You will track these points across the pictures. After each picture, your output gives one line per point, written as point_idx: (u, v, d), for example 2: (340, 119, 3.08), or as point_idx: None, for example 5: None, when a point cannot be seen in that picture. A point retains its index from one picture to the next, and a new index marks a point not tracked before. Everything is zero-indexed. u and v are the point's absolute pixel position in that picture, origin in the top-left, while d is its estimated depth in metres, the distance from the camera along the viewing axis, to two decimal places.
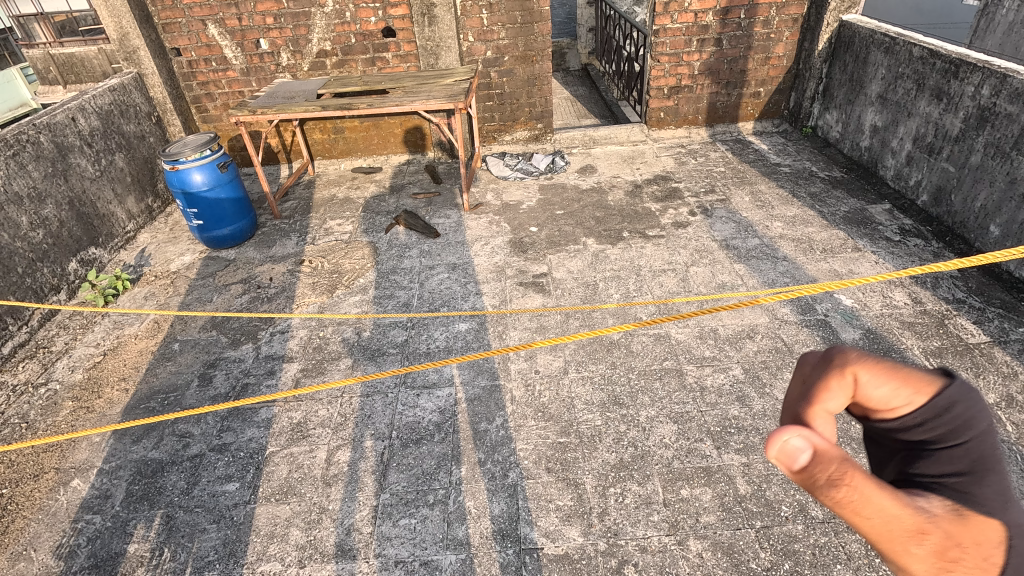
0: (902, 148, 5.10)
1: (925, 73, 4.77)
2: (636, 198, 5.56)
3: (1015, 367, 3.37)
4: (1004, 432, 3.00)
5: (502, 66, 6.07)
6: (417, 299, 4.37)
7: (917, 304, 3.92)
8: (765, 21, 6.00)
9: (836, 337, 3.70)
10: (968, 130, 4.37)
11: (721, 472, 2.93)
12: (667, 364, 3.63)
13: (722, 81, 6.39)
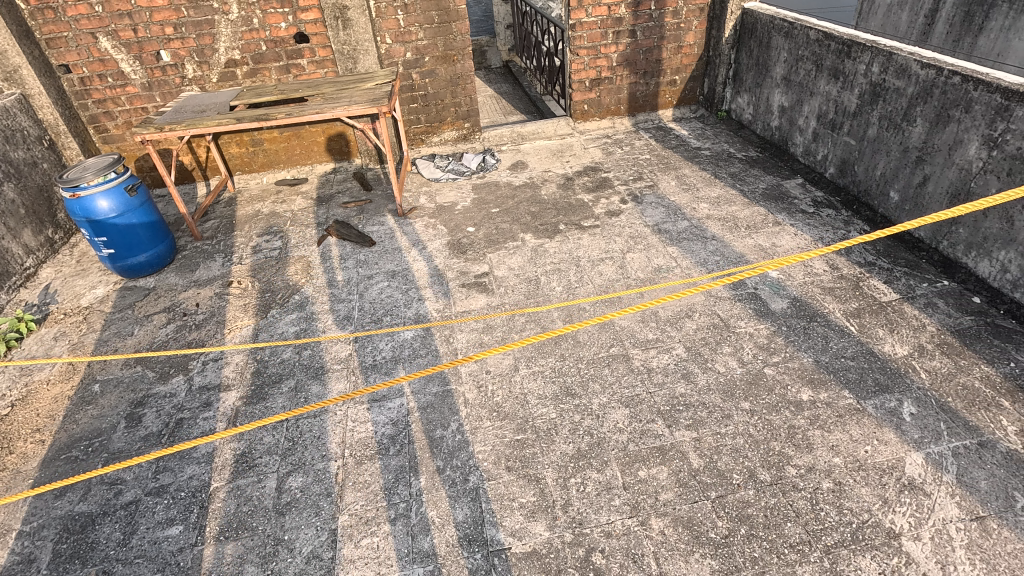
0: (808, 126, 5.45)
1: (822, 55, 5.11)
2: (568, 190, 5.64)
3: (922, 319, 3.69)
4: (919, 379, 3.27)
5: (423, 67, 5.99)
6: (359, 311, 4.25)
7: (835, 270, 4.21)
8: (674, 11, 6.24)
9: (767, 308, 3.91)
10: (864, 105, 4.72)
11: (674, 449, 3.03)
12: (614, 350, 3.71)
13: (639, 72, 6.59)
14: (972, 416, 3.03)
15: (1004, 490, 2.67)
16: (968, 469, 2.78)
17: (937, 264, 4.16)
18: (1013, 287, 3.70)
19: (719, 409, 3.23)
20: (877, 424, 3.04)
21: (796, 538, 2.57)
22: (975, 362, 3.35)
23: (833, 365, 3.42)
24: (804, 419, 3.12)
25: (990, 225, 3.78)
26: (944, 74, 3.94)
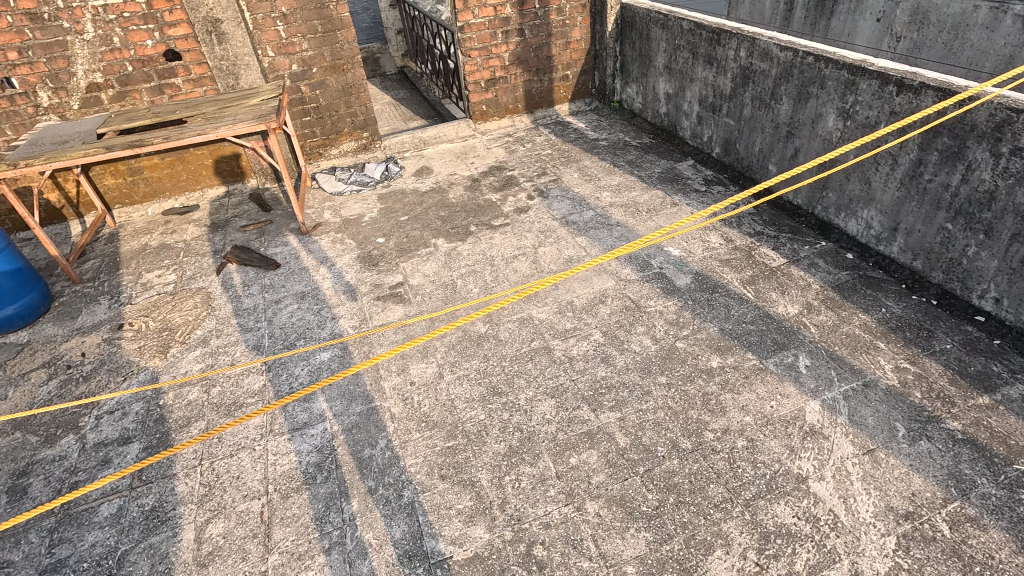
0: (692, 111, 5.79)
1: (696, 43, 5.44)
2: (476, 191, 5.66)
3: (807, 279, 4.04)
4: (810, 333, 3.58)
5: (311, 79, 5.78)
6: (269, 338, 4.04)
7: (729, 243, 4.51)
8: (558, 9, 6.42)
9: (673, 285, 4.13)
10: (737, 88, 5.08)
11: (601, 432, 3.13)
12: (535, 344, 3.77)
13: (532, 69, 6.72)
14: (856, 360, 3.36)
15: (887, 422, 2.99)
16: (857, 408, 3.08)
17: (815, 227, 4.57)
18: (878, 241, 4.14)
19: (638, 387, 3.37)
20: (779, 380, 3.30)
21: (719, 498, 2.73)
22: (854, 312, 3.71)
23: (736, 331, 3.66)
24: (716, 385, 3.32)
25: (853, 188, 4.21)
26: (800, 55, 4.33)
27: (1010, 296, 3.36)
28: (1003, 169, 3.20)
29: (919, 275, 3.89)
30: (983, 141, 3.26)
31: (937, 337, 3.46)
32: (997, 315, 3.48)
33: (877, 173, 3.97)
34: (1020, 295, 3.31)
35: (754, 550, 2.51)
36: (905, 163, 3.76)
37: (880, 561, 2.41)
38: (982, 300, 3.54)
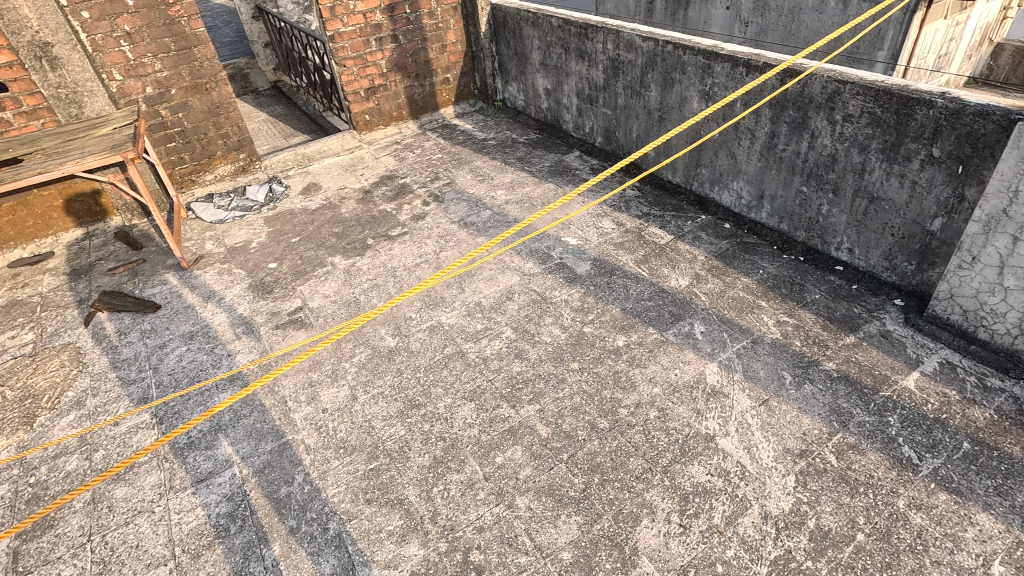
0: (572, 104, 6.00)
1: (566, 39, 5.64)
2: (369, 204, 5.51)
3: (693, 251, 4.33)
4: (702, 302, 3.84)
5: (171, 101, 5.33)
6: (157, 387, 3.68)
7: (621, 226, 4.73)
8: (429, 12, 6.40)
9: (574, 273, 4.26)
10: (609, 79, 5.34)
11: (523, 426, 3.16)
12: (448, 350, 3.74)
13: (412, 75, 6.65)
14: (743, 320, 3.66)
15: (776, 372, 3.28)
16: (749, 364, 3.35)
17: (694, 203, 4.91)
18: (748, 209, 4.52)
19: (553, 376, 3.45)
20: (680, 349, 3.51)
21: (639, 469, 2.86)
22: (736, 277, 4.03)
23: (637, 309, 3.85)
24: (624, 362, 3.47)
25: (722, 163, 4.56)
26: (661, 44, 4.62)
27: (860, 245, 3.81)
28: (840, 134, 3.61)
29: (786, 236, 4.30)
30: (821, 110, 3.66)
31: (807, 290, 3.84)
32: (852, 263, 3.93)
33: (740, 148, 4.34)
34: (867, 243, 3.76)
35: (677, 513, 2.65)
36: (761, 136, 4.13)
37: (784, 500, 2.65)
38: (839, 251, 3.98)
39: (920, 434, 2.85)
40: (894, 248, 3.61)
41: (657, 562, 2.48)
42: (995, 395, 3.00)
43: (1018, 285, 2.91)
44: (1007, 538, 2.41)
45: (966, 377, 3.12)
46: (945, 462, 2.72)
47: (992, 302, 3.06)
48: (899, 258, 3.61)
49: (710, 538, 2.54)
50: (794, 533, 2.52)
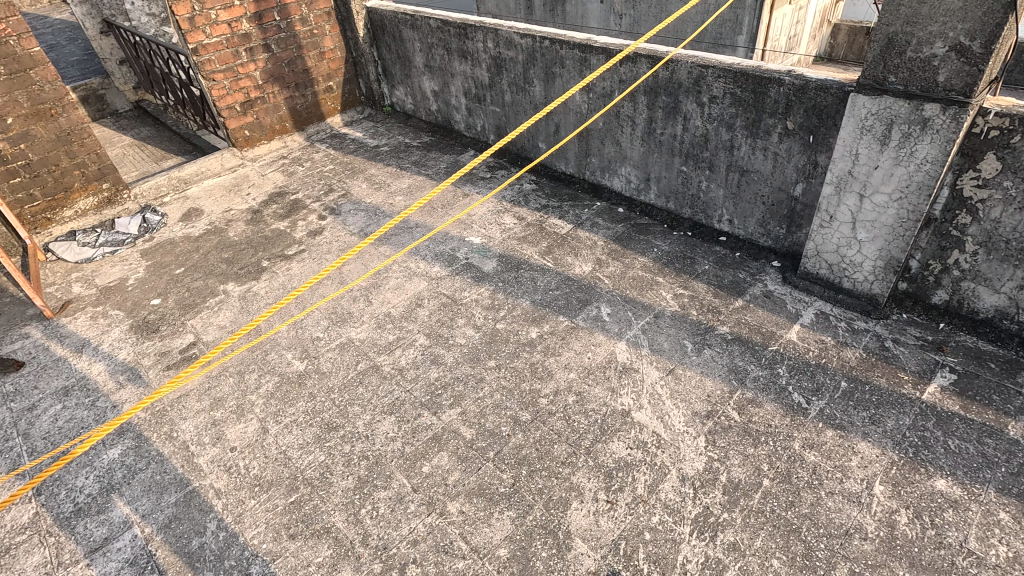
0: (461, 104, 6.00)
1: (446, 40, 5.63)
2: (259, 224, 5.20)
3: (593, 237, 4.49)
4: (605, 285, 4.00)
5: (9, 132, 4.71)
6: (30, 454, 3.26)
7: (522, 220, 4.81)
8: (301, 19, 6.14)
9: (481, 271, 4.28)
10: (494, 77, 5.40)
11: (447, 431, 3.13)
12: (362, 366, 3.62)
13: (291, 85, 6.35)
14: (645, 297, 3.85)
15: (678, 342, 3.49)
16: (654, 338, 3.53)
17: (589, 191, 5.09)
18: (638, 192, 4.76)
19: (471, 377, 3.44)
20: (590, 333, 3.63)
21: (564, 455, 2.93)
22: (634, 258, 4.23)
23: (546, 300, 3.93)
24: (539, 353, 3.54)
25: (608, 150, 4.76)
26: (539, 40, 4.74)
27: (738, 215, 4.13)
28: (709, 115, 3.88)
29: (674, 214, 4.58)
30: (690, 94, 3.92)
31: (698, 262, 4.12)
32: (733, 232, 4.26)
33: (623, 135, 4.55)
34: (744, 213, 4.09)
35: (603, 490, 2.75)
36: (641, 122, 4.36)
37: (698, 460, 2.82)
38: (721, 223, 4.30)
39: (805, 381, 3.15)
40: (767, 215, 3.96)
41: (590, 541, 2.56)
42: (862, 335, 3.38)
43: (869, 236, 3.29)
44: (883, 460, 2.73)
45: (838, 323, 3.48)
46: (828, 402, 3.03)
47: (850, 255, 3.44)
48: (772, 223, 3.96)
49: (635, 509, 2.66)
50: (710, 489, 2.70)
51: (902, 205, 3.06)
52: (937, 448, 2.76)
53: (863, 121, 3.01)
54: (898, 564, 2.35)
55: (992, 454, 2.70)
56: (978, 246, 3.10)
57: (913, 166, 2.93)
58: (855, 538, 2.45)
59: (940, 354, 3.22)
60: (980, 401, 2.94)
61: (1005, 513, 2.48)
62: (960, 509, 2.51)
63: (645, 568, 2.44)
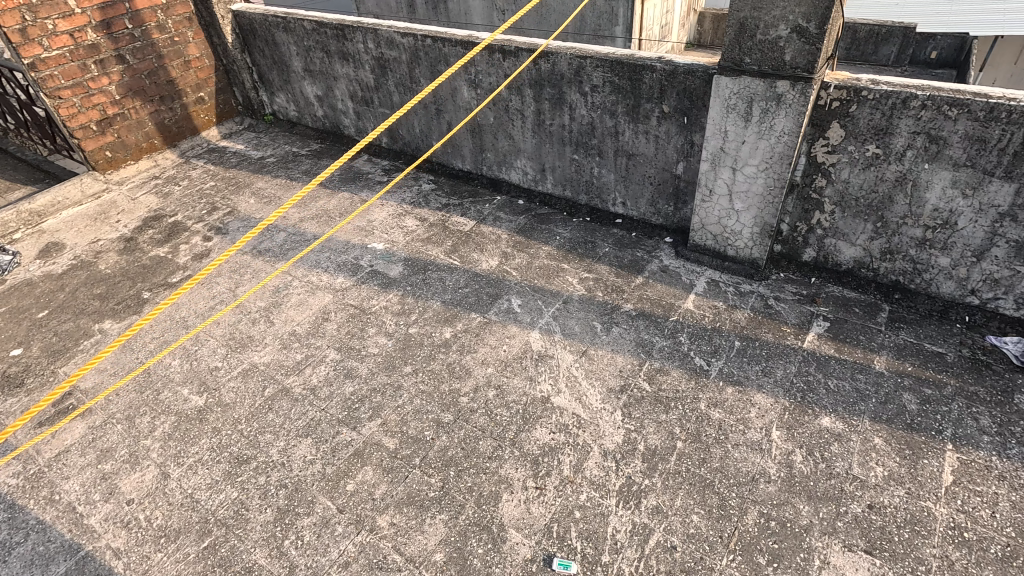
0: (348, 108, 5.81)
1: (324, 42, 5.41)
2: (135, 252, 4.74)
3: (497, 232, 4.53)
4: (513, 277, 4.05)
5: None
6: None
7: (424, 221, 4.75)
8: (158, 26, 5.65)
9: (388, 277, 4.18)
10: (379, 78, 5.27)
11: (368, 445, 3.04)
12: (269, 391, 3.41)
13: (154, 98, 5.83)
14: (552, 285, 3.95)
15: (587, 324, 3.62)
16: (565, 323, 3.64)
17: (488, 186, 5.13)
18: (536, 183, 4.86)
19: (389, 386, 3.36)
20: (503, 326, 3.67)
21: (490, 449, 2.95)
22: (539, 247, 4.32)
23: (457, 299, 3.92)
24: (455, 352, 3.53)
25: (503, 145, 4.81)
26: (421, 39, 4.69)
27: (630, 197, 4.34)
28: (592, 104, 4.04)
29: (571, 202, 4.72)
30: (572, 85, 4.06)
31: (599, 245, 4.28)
32: (628, 214, 4.46)
33: (515, 128, 4.62)
34: (635, 194, 4.30)
35: (531, 478, 2.80)
36: (530, 114, 4.44)
37: (617, 434, 2.95)
38: (615, 206, 4.49)
39: (705, 345, 3.39)
40: (655, 195, 4.19)
41: (523, 530, 2.60)
42: (748, 297, 3.68)
43: (745, 206, 3.58)
44: (777, 407, 3.00)
45: (727, 288, 3.77)
46: (726, 361, 3.27)
47: (731, 224, 3.72)
48: (661, 202, 4.19)
49: (564, 490, 2.73)
50: (630, 460, 2.83)
51: (769, 175, 3.36)
52: (820, 389, 3.07)
53: (728, 101, 3.26)
54: (798, 499, 2.60)
55: (864, 387, 3.05)
56: (834, 205, 3.47)
57: (774, 138, 3.22)
58: (760, 483, 2.68)
59: (814, 306, 3.58)
60: (850, 342, 3.31)
61: (878, 437, 2.81)
62: (844, 441, 2.81)
63: (579, 545, 2.52)
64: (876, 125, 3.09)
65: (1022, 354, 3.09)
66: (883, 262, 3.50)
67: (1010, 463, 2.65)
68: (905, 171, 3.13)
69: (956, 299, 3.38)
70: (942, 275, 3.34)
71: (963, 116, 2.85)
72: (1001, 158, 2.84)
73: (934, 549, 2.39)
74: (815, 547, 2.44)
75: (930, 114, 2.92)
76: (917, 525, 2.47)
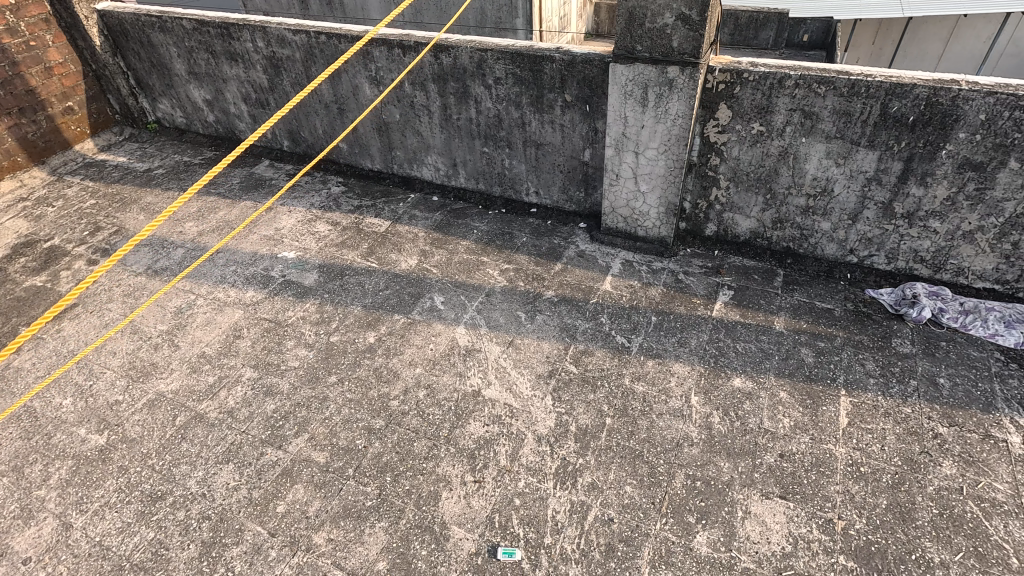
0: (242, 111, 5.47)
1: (208, 42, 5.05)
2: (5, 283, 4.23)
3: (413, 230, 4.46)
4: (434, 274, 4.01)
5: None
6: None
7: (336, 225, 4.58)
8: (8, 29, 5.03)
9: (302, 286, 4.01)
10: (273, 78, 5.00)
11: (297, 462, 2.92)
12: (181, 420, 3.17)
13: (13, 110, 5.19)
14: (474, 279, 3.96)
15: (511, 314, 3.66)
16: (490, 316, 3.66)
17: (401, 184, 5.03)
18: (448, 178, 4.82)
19: (313, 399, 3.23)
20: (428, 325, 3.63)
21: (425, 449, 2.92)
22: (457, 243, 4.30)
23: (378, 302, 3.82)
24: (381, 356, 3.45)
25: (411, 142, 4.73)
26: (315, 36, 4.50)
27: (543, 186, 4.42)
28: (497, 96, 4.06)
29: (486, 195, 4.74)
30: (475, 78, 4.06)
31: (516, 236, 4.33)
32: (541, 203, 4.54)
33: (422, 124, 4.55)
34: (547, 183, 4.38)
35: (469, 472, 2.80)
36: (436, 109, 4.40)
37: (548, 418, 3.01)
38: (529, 196, 4.56)
39: (624, 323, 3.53)
40: (566, 182, 4.29)
41: (465, 525, 2.60)
42: (660, 274, 3.87)
43: (649, 187, 3.76)
44: (694, 375, 3.18)
45: (640, 267, 3.94)
46: (645, 337, 3.43)
47: (638, 206, 3.89)
48: (572, 189, 4.30)
49: (502, 480, 2.76)
50: (563, 441, 2.90)
51: (669, 156, 3.54)
52: (729, 353, 3.29)
53: (625, 87, 3.39)
54: (719, 458, 2.79)
55: (768, 347, 3.31)
56: (729, 181, 3.72)
57: (670, 121, 3.39)
58: (684, 447, 2.84)
59: (720, 276, 3.83)
60: (753, 307, 3.57)
61: (783, 391, 3.07)
62: (754, 398, 3.04)
63: (522, 532, 2.57)
64: (758, 104, 3.34)
65: (895, 302, 3.48)
66: (775, 231, 3.80)
67: (892, 400, 2.98)
68: (786, 145, 3.41)
69: (839, 259, 3.74)
70: (825, 238, 3.68)
71: (830, 93, 3.14)
72: (864, 129, 3.17)
73: (837, 485, 2.64)
74: (737, 499, 2.62)
75: (803, 92, 3.19)
76: (822, 467, 2.72)
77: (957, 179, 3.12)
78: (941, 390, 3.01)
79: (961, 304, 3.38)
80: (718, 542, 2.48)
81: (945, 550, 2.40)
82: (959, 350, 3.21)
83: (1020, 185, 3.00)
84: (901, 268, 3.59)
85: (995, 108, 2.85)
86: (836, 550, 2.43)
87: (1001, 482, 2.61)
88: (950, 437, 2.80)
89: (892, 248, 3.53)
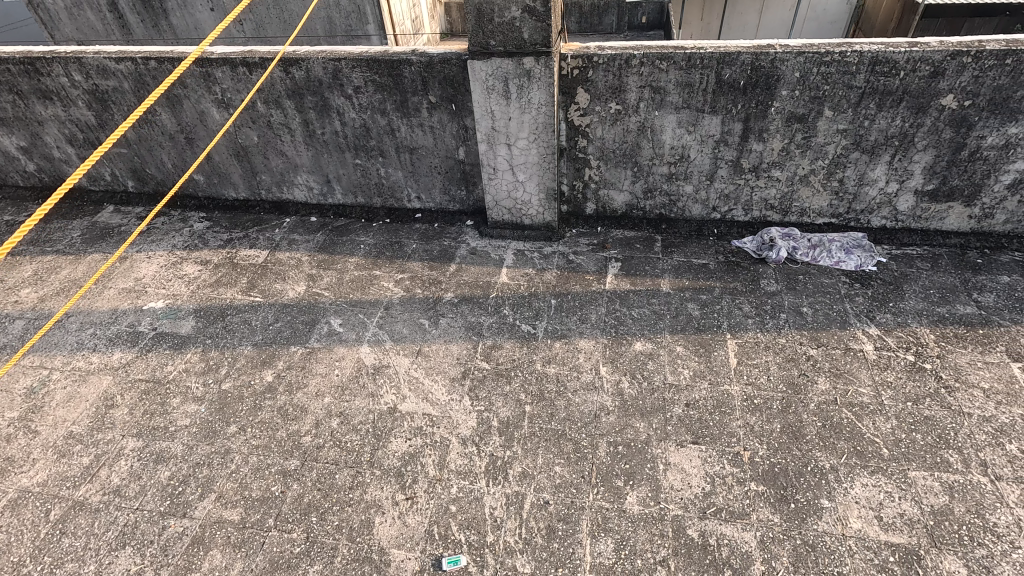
0: (68, 154, 4.83)
1: (10, 81, 4.40)
2: None
3: (295, 256, 4.22)
4: (326, 297, 3.83)
5: None
6: None
7: (206, 264, 4.22)
8: None
9: (179, 336, 3.64)
10: (101, 114, 4.47)
11: (208, 526, 2.66)
12: (56, 514, 2.77)
13: None
14: (369, 294, 3.83)
15: (414, 322, 3.59)
16: (393, 329, 3.56)
17: (272, 210, 4.72)
18: (324, 197, 4.61)
19: (214, 455, 2.96)
20: (329, 350, 3.46)
21: (349, 478, 2.79)
22: (345, 261, 4.13)
23: (269, 338, 3.58)
24: (284, 393, 3.24)
25: (276, 164, 4.46)
26: (142, 62, 4.08)
27: (423, 190, 4.37)
28: (359, 105, 3.94)
29: (366, 207, 4.59)
30: (333, 89, 3.90)
31: (405, 244, 4.25)
32: (425, 207, 4.49)
33: (284, 143, 4.30)
34: (427, 186, 4.34)
35: (399, 491, 2.73)
36: (297, 126, 4.17)
37: (470, 419, 3.00)
38: (411, 202, 4.49)
39: (526, 311, 3.60)
40: (446, 182, 4.28)
41: (404, 545, 2.53)
42: (552, 258, 3.99)
43: (526, 176, 3.86)
44: (599, 347, 3.33)
45: (532, 255, 4.04)
46: (548, 321, 3.52)
47: (519, 196, 3.98)
48: (453, 188, 4.30)
49: (434, 491, 2.72)
50: (488, 437, 2.92)
51: (539, 144, 3.65)
52: (627, 321, 3.48)
53: (486, 83, 3.44)
54: (634, 419, 2.95)
55: (659, 308, 3.55)
56: (598, 160, 3.91)
57: (534, 110, 3.49)
58: (602, 416, 2.97)
59: (606, 251, 4.02)
60: (640, 274, 3.80)
61: (679, 345, 3.31)
62: (656, 357, 3.25)
63: (463, 537, 2.54)
64: (612, 85, 3.54)
65: (757, 249, 3.87)
66: (647, 200, 4.07)
67: (770, 334, 3.33)
68: (643, 120, 3.65)
69: (705, 218, 4.08)
70: (690, 200, 4.00)
71: (671, 67, 3.40)
72: (705, 97, 3.47)
73: (738, 421, 2.90)
74: (657, 454, 2.79)
75: (648, 69, 3.43)
76: (723, 407, 2.97)
77: (787, 132, 3.53)
78: (806, 318, 3.41)
79: (810, 240, 3.83)
80: (647, 498, 2.63)
81: (833, 456, 2.73)
82: (814, 280, 3.65)
83: (836, 130, 3.46)
84: (756, 217, 4.00)
85: (806, 66, 3.26)
86: (747, 478, 2.67)
87: (864, 386, 3.01)
88: (820, 356, 3.18)
89: (747, 201, 3.92)
